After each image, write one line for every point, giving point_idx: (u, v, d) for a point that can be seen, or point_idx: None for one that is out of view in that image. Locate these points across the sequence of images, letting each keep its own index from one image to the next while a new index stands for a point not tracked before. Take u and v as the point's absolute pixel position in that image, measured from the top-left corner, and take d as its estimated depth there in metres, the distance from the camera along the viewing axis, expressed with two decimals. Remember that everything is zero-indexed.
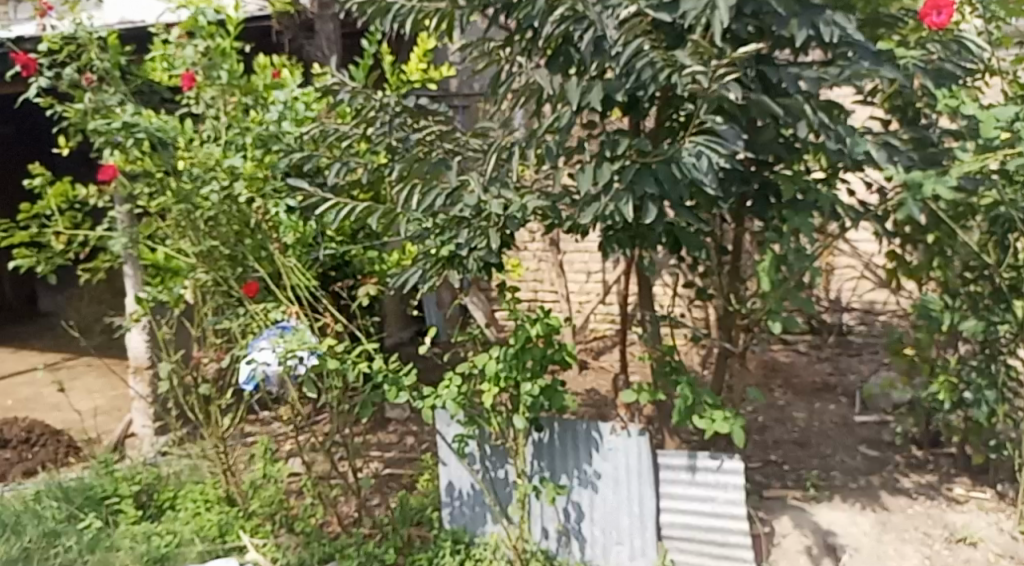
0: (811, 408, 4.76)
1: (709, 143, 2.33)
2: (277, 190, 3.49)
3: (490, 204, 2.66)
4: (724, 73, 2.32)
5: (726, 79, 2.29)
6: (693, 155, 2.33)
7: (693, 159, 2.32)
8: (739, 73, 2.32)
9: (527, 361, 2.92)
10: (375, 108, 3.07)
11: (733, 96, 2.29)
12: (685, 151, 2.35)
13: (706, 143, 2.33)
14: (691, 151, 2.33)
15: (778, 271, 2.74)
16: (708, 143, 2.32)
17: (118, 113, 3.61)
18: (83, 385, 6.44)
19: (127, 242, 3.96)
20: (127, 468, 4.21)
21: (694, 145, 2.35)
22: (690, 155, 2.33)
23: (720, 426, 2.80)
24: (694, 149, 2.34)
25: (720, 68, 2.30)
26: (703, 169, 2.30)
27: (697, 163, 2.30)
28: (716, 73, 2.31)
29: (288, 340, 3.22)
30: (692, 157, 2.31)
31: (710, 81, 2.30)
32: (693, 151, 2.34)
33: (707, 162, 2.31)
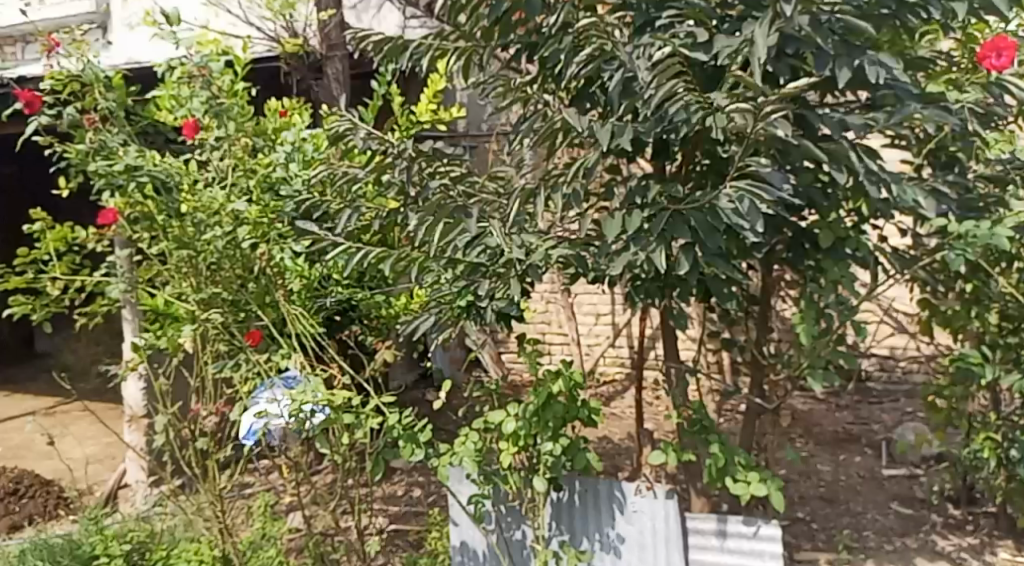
0: (836, 460, 4.56)
1: (753, 188, 2.13)
2: (282, 235, 3.41)
3: (511, 251, 2.49)
4: (771, 111, 2.10)
5: (774, 118, 2.11)
6: (736, 199, 2.13)
7: (736, 204, 2.12)
8: (788, 112, 2.12)
9: (548, 420, 2.73)
10: (391, 152, 2.92)
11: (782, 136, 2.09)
12: (725, 195, 2.16)
13: (750, 187, 2.13)
14: (732, 196, 2.14)
15: (818, 324, 2.57)
16: (753, 188, 2.12)
17: (121, 155, 3.47)
18: (77, 433, 6.25)
19: (126, 288, 3.78)
20: (117, 526, 4.01)
21: (737, 189, 2.15)
22: (733, 199, 2.14)
23: (757, 489, 2.61)
24: (738, 193, 2.14)
25: (767, 106, 2.09)
26: (746, 213, 2.11)
27: (738, 207, 2.11)
28: (763, 112, 2.09)
29: (297, 391, 3.02)
30: (733, 202, 2.12)
31: (758, 119, 2.11)
32: (736, 196, 2.14)
33: (749, 205, 2.11)
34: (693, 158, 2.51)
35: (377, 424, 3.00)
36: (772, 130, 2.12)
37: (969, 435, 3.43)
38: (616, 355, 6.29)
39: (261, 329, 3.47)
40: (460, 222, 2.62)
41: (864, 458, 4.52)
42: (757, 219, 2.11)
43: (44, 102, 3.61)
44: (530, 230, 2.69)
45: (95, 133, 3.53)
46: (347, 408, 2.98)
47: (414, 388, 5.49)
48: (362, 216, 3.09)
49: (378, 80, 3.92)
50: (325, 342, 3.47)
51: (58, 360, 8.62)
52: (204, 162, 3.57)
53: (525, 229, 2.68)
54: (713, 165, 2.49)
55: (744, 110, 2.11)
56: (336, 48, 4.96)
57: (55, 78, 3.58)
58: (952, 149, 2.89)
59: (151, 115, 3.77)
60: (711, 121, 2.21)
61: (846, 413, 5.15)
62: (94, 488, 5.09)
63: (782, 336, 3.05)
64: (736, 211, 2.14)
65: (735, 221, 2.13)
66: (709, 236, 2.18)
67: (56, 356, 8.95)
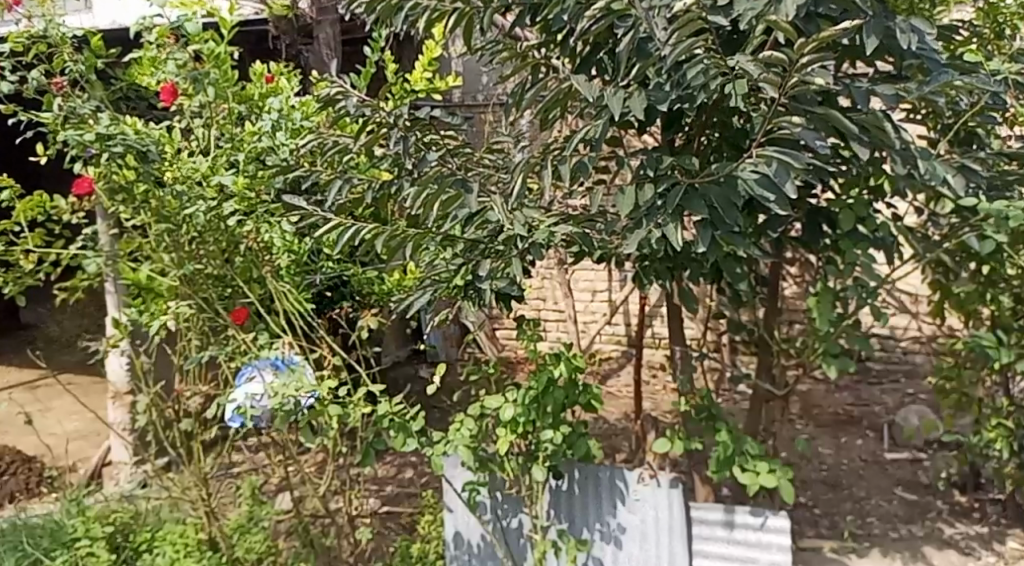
0: (838, 442, 4.45)
1: (781, 152, 1.97)
2: (271, 211, 3.21)
3: (512, 228, 2.34)
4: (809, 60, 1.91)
5: (810, 68, 1.92)
6: (763, 165, 1.98)
7: (764, 168, 1.97)
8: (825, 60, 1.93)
9: (548, 405, 2.60)
10: (385, 122, 2.75)
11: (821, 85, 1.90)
12: (749, 164, 2.01)
13: (778, 151, 1.97)
14: (757, 163, 1.99)
15: (834, 307, 2.43)
16: (782, 151, 1.96)
17: (92, 124, 3.20)
18: (60, 407, 6.11)
19: (102, 264, 3.57)
20: (100, 507, 3.90)
21: (763, 156, 1.99)
22: (760, 165, 1.98)
23: (766, 480, 2.47)
24: (765, 159, 1.99)
25: (804, 56, 1.89)
26: (774, 177, 1.95)
27: (768, 171, 1.95)
28: (799, 62, 1.90)
29: (281, 383, 2.88)
30: (761, 167, 1.96)
31: (794, 70, 1.92)
32: (764, 162, 1.99)
33: (778, 167, 1.95)
34: (704, 130, 2.37)
35: (368, 410, 2.86)
36: (808, 81, 1.93)
37: (980, 421, 3.32)
38: (612, 332, 6.18)
39: (246, 307, 3.35)
40: (460, 197, 2.46)
41: (866, 441, 4.43)
42: (787, 181, 1.95)
43: (9, 65, 3.39)
44: (531, 206, 2.53)
45: (64, 99, 3.29)
46: (336, 393, 2.84)
47: (406, 364, 5.37)
48: (353, 189, 2.94)
49: (371, 46, 3.76)
50: (315, 321, 3.33)
51: (42, 333, 8.46)
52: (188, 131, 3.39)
53: (526, 205, 2.52)
54: (728, 137, 2.35)
55: (779, 60, 1.92)
56: (326, 13, 4.78)
57: (15, 40, 3.31)
58: (974, 123, 2.76)
59: (130, 80, 3.58)
60: (730, 88, 2.05)
61: (845, 393, 5.05)
62: (77, 466, 4.97)
63: (792, 320, 2.91)
64: (761, 178, 1.98)
65: (760, 189, 1.98)
66: (729, 209, 2.03)
67: (40, 328, 8.78)
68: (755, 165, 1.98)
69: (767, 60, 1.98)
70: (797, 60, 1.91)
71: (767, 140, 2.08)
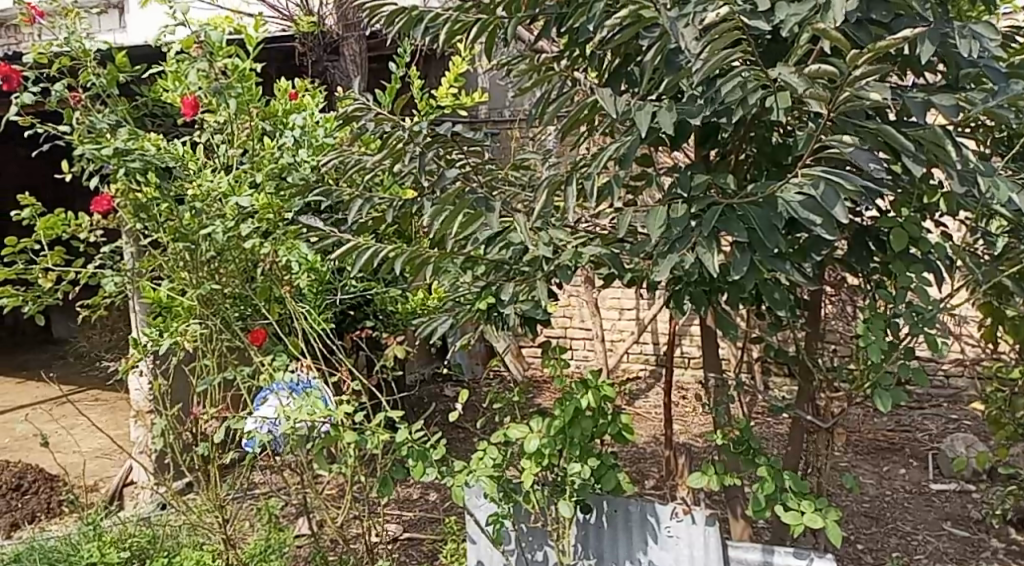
0: (880, 470, 4.25)
1: (829, 173, 1.81)
2: (288, 231, 3.13)
3: (538, 250, 2.20)
4: (864, 72, 1.71)
5: (863, 82, 1.73)
6: (809, 186, 1.81)
7: (810, 190, 1.80)
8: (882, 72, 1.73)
9: (576, 436, 2.45)
10: (403, 138, 2.58)
11: (877, 100, 1.70)
12: (792, 185, 1.85)
13: (827, 172, 1.81)
14: (803, 185, 1.82)
15: (884, 335, 2.27)
16: (830, 172, 1.79)
17: (110, 139, 3.11)
18: (84, 424, 6.06)
19: (121, 283, 3.49)
20: (117, 530, 3.81)
21: (809, 177, 1.83)
22: (805, 187, 1.82)
23: (811, 520, 2.29)
24: (811, 180, 1.82)
25: (857, 68, 1.70)
26: (822, 199, 1.78)
27: (815, 193, 1.79)
28: (852, 76, 1.71)
29: (294, 408, 2.74)
30: (806, 189, 1.80)
31: (846, 84, 1.73)
32: (810, 183, 1.82)
33: (827, 192, 1.78)
34: (742, 146, 2.23)
35: (388, 438, 2.72)
36: (862, 96, 1.73)
37: None
38: (640, 352, 6.04)
39: (265, 328, 3.20)
40: (482, 216, 2.32)
41: (910, 470, 4.22)
42: (835, 204, 1.78)
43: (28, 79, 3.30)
44: (557, 225, 2.40)
45: (82, 113, 3.18)
46: (355, 420, 2.71)
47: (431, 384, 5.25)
48: (374, 208, 2.76)
49: (395, 61, 3.68)
50: (334, 342, 3.23)
51: (71, 348, 8.46)
52: (207, 147, 3.30)
53: (553, 224, 2.39)
54: (765, 151, 2.21)
55: (830, 72, 1.74)
56: (352, 28, 4.72)
57: (35, 54, 3.22)
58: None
59: (152, 94, 3.49)
60: (772, 102, 1.88)
61: (887, 419, 4.85)
62: (99, 485, 4.89)
63: (835, 347, 2.75)
64: (806, 200, 1.82)
65: (805, 212, 1.82)
66: (770, 233, 1.86)
67: (70, 343, 8.78)
68: (799, 187, 1.82)
69: (813, 72, 1.80)
70: (850, 73, 1.73)
71: (815, 158, 1.93)
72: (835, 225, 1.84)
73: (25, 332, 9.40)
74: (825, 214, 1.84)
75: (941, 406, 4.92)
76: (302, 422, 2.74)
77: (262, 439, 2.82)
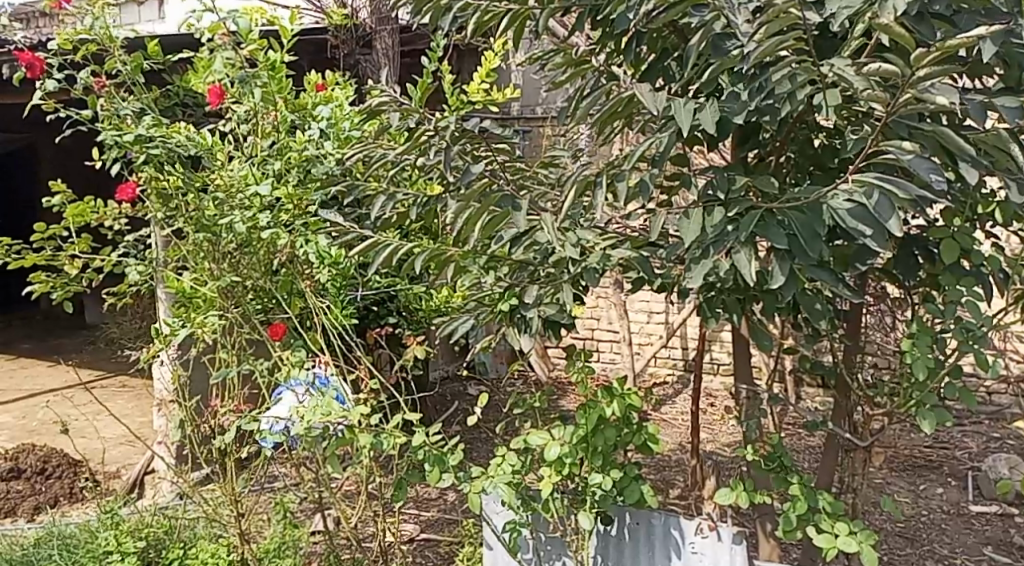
0: (917, 488, 4.09)
1: (883, 180, 1.66)
2: (308, 224, 3.08)
3: (564, 251, 2.10)
4: (929, 73, 1.57)
5: (927, 83, 1.59)
6: (860, 194, 1.68)
7: (862, 199, 1.66)
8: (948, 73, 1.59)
9: (599, 445, 2.35)
10: (429, 132, 2.48)
11: (944, 105, 1.56)
12: (841, 191, 1.72)
13: (881, 180, 1.66)
14: (854, 193, 1.68)
15: (930, 353, 2.13)
16: (884, 182, 1.65)
17: (132, 125, 3.04)
18: (112, 409, 6.03)
19: (144, 272, 3.43)
20: (135, 518, 3.75)
21: (861, 184, 1.69)
22: (856, 195, 1.68)
23: (845, 544, 2.16)
24: (863, 187, 1.68)
25: (921, 69, 1.56)
26: (875, 210, 1.64)
27: (866, 203, 1.65)
28: (915, 77, 1.57)
29: (309, 407, 2.62)
30: (857, 198, 1.66)
31: (908, 85, 1.59)
32: (862, 191, 1.68)
33: (880, 201, 1.64)
34: (785, 148, 2.12)
35: (404, 439, 2.63)
36: (925, 99, 1.59)
37: None
38: (669, 356, 5.91)
39: (284, 322, 3.14)
40: (508, 215, 2.22)
41: (949, 490, 4.06)
42: (890, 217, 1.64)
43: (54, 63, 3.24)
44: (586, 226, 2.30)
45: (107, 100, 3.12)
46: (373, 420, 2.62)
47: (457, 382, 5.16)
48: (398, 204, 2.69)
49: (426, 56, 3.61)
50: (353, 340, 3.17)
51: (102, 333, 8.50)
52: (232, 137, 3.24)
53: (581, 224, 2.29)
54: (808, 155, 2.11)
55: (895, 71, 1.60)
56: (386, 21, 4.64)
57: (61, 39, 3.17)
58: None
59: (180, 82, 3.44)
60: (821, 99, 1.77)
61: (925, 435, 4.68)
62: (120, 472, 4.86)
63: (875, 362, 2.62)
64: (855, 209, 1.69)
65: (853, 221, 1.68)
66: (812, 241, 1.74)
67: (102, 328, 8.83)
68: (849, 195, 1.68)
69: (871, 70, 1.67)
70: (912, 73, 1.59)
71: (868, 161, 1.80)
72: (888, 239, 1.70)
73: (59, 318, 9.46)
74: (874, 224, 1.69)
75: (982, 424, 4.75)
76: (317, 424, 2.63)
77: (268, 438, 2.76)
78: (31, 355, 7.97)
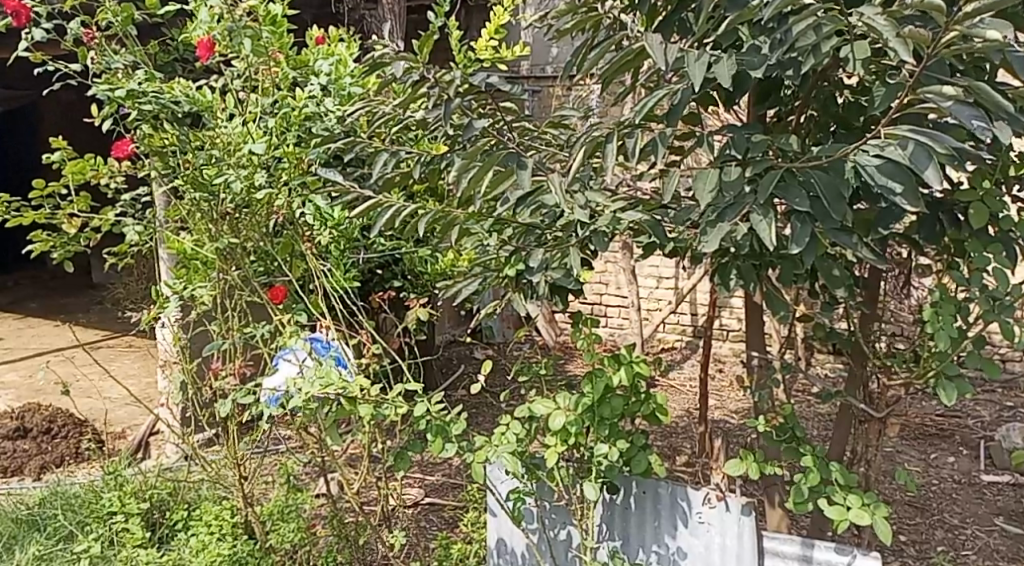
0: (928, 457, 4.04)
1: (918, 132, 1.59)
2: (306, 183, 3.00)
3: (573, 214, 2.02)
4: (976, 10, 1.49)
5: (975, 21, 1.50)
6: (894, 146, 1.60)
7: (896, 151, 1.58)
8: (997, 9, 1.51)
9: (606, 414, 2.29)
10: (432, 88, 2.38)
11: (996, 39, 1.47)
12: (873, 146, 1.64)
13: (916, 130, 1.58)
14: (887, 145, 1.60)
15: (950, 322, 2.06)
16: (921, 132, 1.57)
17: (124, 79, 2.94)
18: (118, 369, 5.97)
19: (143, 232, 3.35)
20: (139, 480, 3.71)
21: (894, 136, 1.61)
22: (890, 148, 1.60)
23: (857, 517, 2.10)
24: (897, 140, 1.61)
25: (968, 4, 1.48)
26: (911, 161, 1.56)
27: (901, 154, 1.57)
28: (961, 14, 1.49)
29: (307, 380, 2.53)
30: (892, 149, 1.58)
31: (953, 23, 1.50)
32: (895, 144, 1.61)
33: (916, 151, 1.56)
34: (809, 106, 2.05)
35: (408, 405, 2.57)
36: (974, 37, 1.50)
37: None
38: (678, 321, 5.84)
39: (286, 285, 3.08)
40: (515, 175, 2.13)
41: (960, 459, 4.01)
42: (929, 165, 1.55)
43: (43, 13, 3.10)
44: (595, 188, 2.21)
45: (97, 54, 2.99)
46: (375, 390, 2.54)
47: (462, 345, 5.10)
48: (402, 163, 2.60)
49: (432, 11, 3.50)
50: (356, 303, 3.11)
51: (107, 293, 8.44)
52: (229, 93, 3.13)
53: (590, 186, 2.20)
54: (834, 113, 2.04)
55: (936, 9, 1.52)
56: None
57: None
58: None
59: (177, 36, 3.33)
60: (848, 52, 1.71)
61: (936, 403, 4.62)
62: (125, 433, 4.83)
63: (891, 332, 2.54)
64: (886, 163, 1.61)
65: (883, 176, 1.60)
66: (836, 202, 1.67)
67: (109, 287, 8.78)
68: (881, 149, 1.61)
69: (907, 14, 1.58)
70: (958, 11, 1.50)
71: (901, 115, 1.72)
72: (920, 195, 1.62)
73: (67, 278, 9.39)
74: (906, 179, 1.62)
75: (994, 392, 4.69)
76: (315, 395, 2.53)
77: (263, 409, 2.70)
78: (37, 315, 7.91)
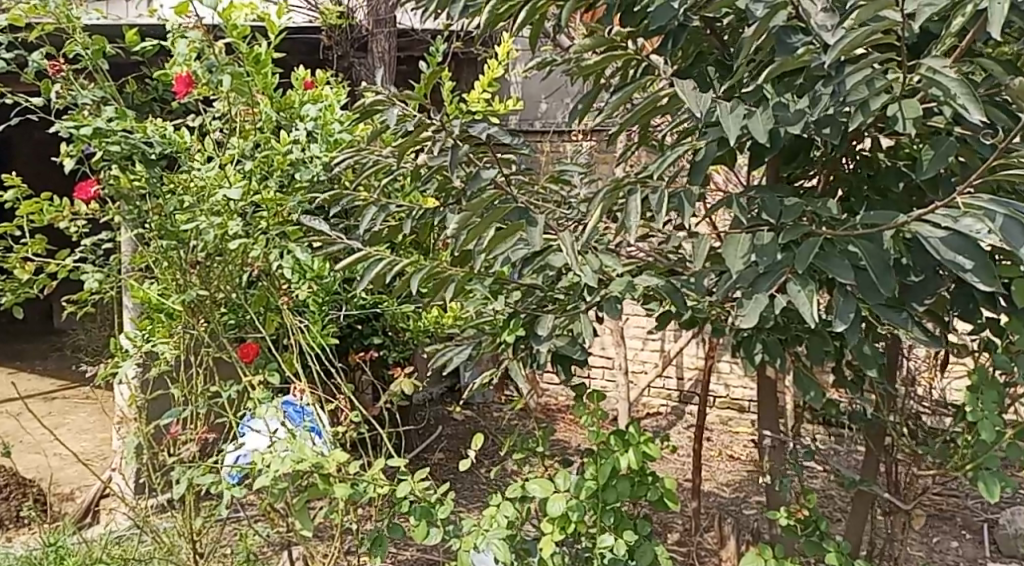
0: (931, 541, 3.83)
1: (1003, 203, 1.35)
2: (288, 235, 2.83)
3: (584, 278, 1.80)
4: None
5: None
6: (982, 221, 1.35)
7: (984, 226, 1.34)
8: None
9: (609, 500, 2.07)
10: (430, 135, 2.18)
11: None
12: (942, 216, 1.42)
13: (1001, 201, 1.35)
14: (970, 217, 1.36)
15: (994, 410, 1.87)
16: (1007, 204, 1.34)
17: (91, 117, 2.70)
18: (72, 423, 5.63)
19: (105, 279, 3.09)
20: (84, 551, 3.39)
21: (976, 207, 1.37)
22: (966, 221, 1.37)
23: None
24: (978, 212, 1.37)
25: None
26: (1002, 235, 1.32)
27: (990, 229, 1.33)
28: None
29: (277, 455, 2.27)
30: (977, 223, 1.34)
31: None
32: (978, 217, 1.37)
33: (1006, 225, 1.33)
34: (835, 168, 1.92)
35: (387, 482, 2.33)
36: None
37: None
38: (663, 386, 5.64)
39: (258, 341, 2.85)
40: (518, 233, 1.93)
41: (964, 544, 3.81)
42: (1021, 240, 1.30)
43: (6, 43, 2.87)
44: (605, 250, 2.02)
45: (63, 86, 2.77)
46: (351, 467, 2.29)
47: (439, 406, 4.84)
48: (391, 216, 2.40)
49: (425, 60, 3.33)
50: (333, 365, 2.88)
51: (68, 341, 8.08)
52: (207, 135, 2.92)
53: (600, 248, 2.00)
54: (862, 179, 1.90)
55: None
56: (383, 24, 4.46)
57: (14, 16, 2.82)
58: None
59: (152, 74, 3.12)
60: (894, 111, 1.55)
61: None
62: (74, 495, 4.48)
63: (915, 413, 2.35)
64: (953, 237, 1.39)
65: (951, 251, 1.38)
66: (884, 274, 1.47)
67: (68, 335, 8.42)
68: (953, 220, 1.38)
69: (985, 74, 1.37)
70: None
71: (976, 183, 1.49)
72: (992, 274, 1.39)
73: (26, 325, 9.00)
74: (978, 256, 1.39)
75: None
76: (285, 472, 2.26)
77: (224, 487, 2.46)
78: None
